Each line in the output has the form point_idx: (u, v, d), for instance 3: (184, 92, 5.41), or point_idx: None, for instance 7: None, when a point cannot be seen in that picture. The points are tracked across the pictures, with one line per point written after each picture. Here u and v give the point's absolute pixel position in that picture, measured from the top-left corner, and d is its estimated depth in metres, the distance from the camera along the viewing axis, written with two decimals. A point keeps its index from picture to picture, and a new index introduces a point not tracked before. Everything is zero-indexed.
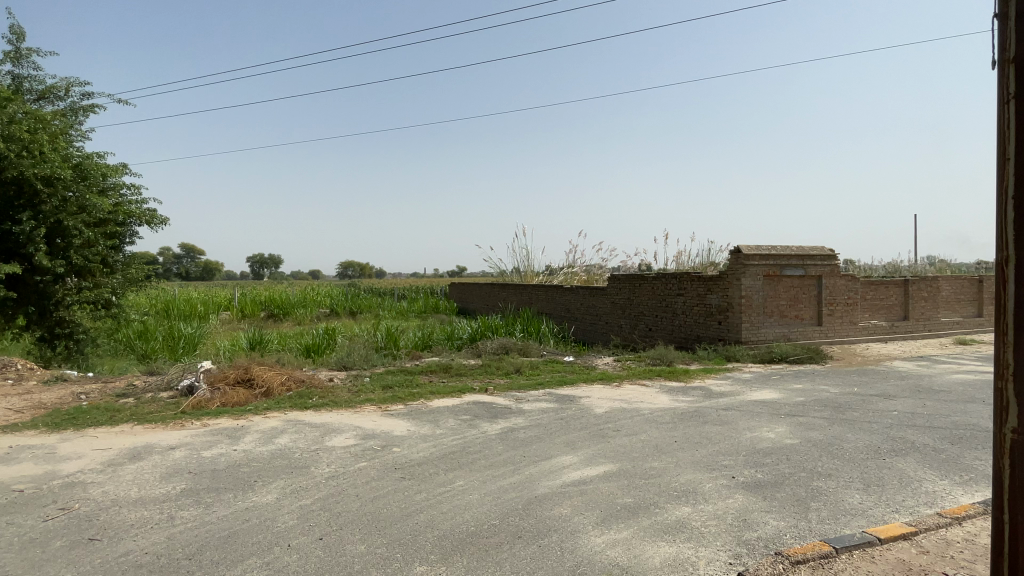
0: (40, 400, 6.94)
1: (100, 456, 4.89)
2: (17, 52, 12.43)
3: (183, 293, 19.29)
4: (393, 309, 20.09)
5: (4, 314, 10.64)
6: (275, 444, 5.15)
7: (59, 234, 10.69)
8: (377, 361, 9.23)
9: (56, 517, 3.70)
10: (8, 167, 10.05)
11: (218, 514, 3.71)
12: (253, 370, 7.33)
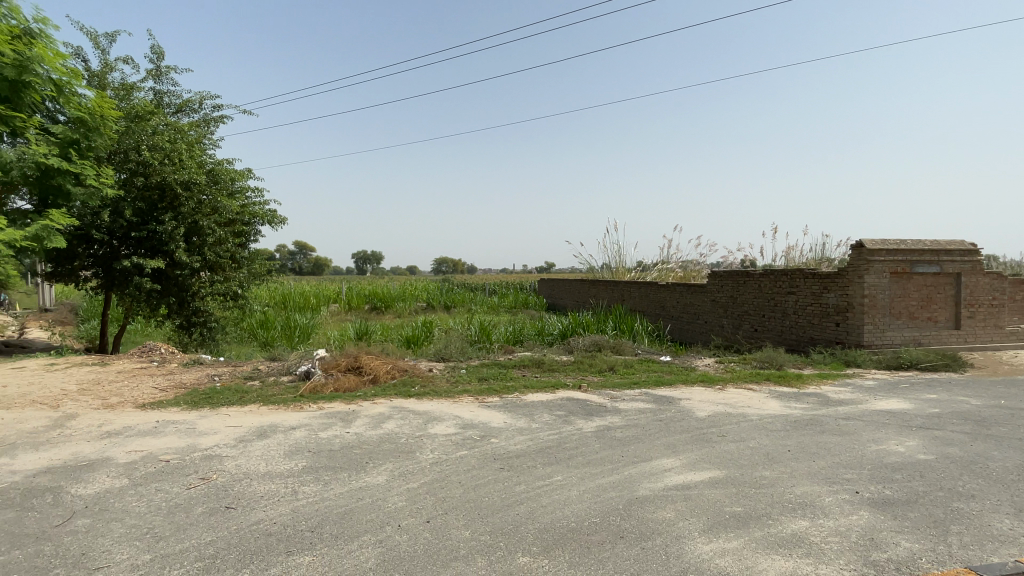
0: (183, 380, 7.83)
1: (232, 432, 5.41)
2: (158, 70, 14.10)
3: (297, 286, 20.97)
4: (485, 304, 20.57)
5: (153, 303, 12.16)
6: (382, 429, 5.43)
7: (195, 233, 12.04)
8: (473, 353, 9.47)
9: (198, 485, 4.14)
10: (155, 173, 11.49)
11: (334, 492, 3.96)
12: (361, 358, 7.79)
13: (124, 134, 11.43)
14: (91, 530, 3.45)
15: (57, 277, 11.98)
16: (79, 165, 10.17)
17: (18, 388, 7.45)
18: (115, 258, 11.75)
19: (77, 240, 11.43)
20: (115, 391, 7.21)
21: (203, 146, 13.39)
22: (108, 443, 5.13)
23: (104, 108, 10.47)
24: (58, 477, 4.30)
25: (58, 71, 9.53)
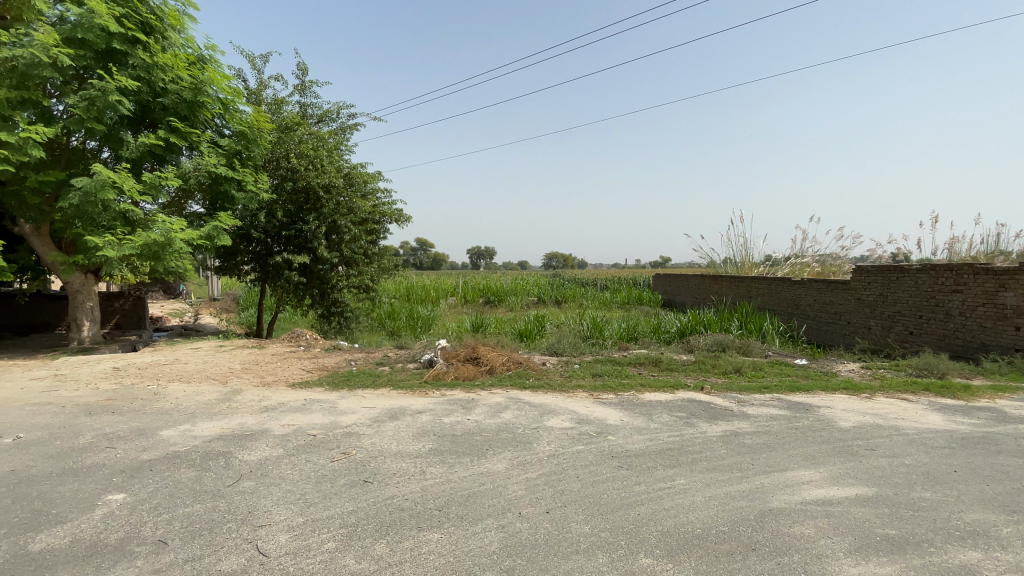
0: (324, 363, 8.69)
1: (367, 413, 5.89)
2: (303, 85, 15.65)
3: (418, 280, 22.25)
4: (597, 299, 20.36)
5: (299, 294, 13.60)
6: (501, 418, 5.60)
7: (334, 232, 13.28)
8: (587, 349, 9.43)
9: (340, 459, 4.56)
10: (302, 178, 12.83)
11: (458, 475, 4.15)
12: (479, 349, 8.09)
13: (276, 144, 12.95)
14: (255, 491, 3.94)
15: (224, 271, 13.78)
16: (241, 172, 11.88)
17: (196, 365, 8.74)
18: (269, 254, 13.24)
19: (239, 238, 13.13)
20: (270, 371, 8.18)
21: (340, 152, 14.70)
22: (266, 416, 5.84)
23: (260, 122, 12.25)
24: (228, 443, 4.97)
25: (224, 92, 11.49)
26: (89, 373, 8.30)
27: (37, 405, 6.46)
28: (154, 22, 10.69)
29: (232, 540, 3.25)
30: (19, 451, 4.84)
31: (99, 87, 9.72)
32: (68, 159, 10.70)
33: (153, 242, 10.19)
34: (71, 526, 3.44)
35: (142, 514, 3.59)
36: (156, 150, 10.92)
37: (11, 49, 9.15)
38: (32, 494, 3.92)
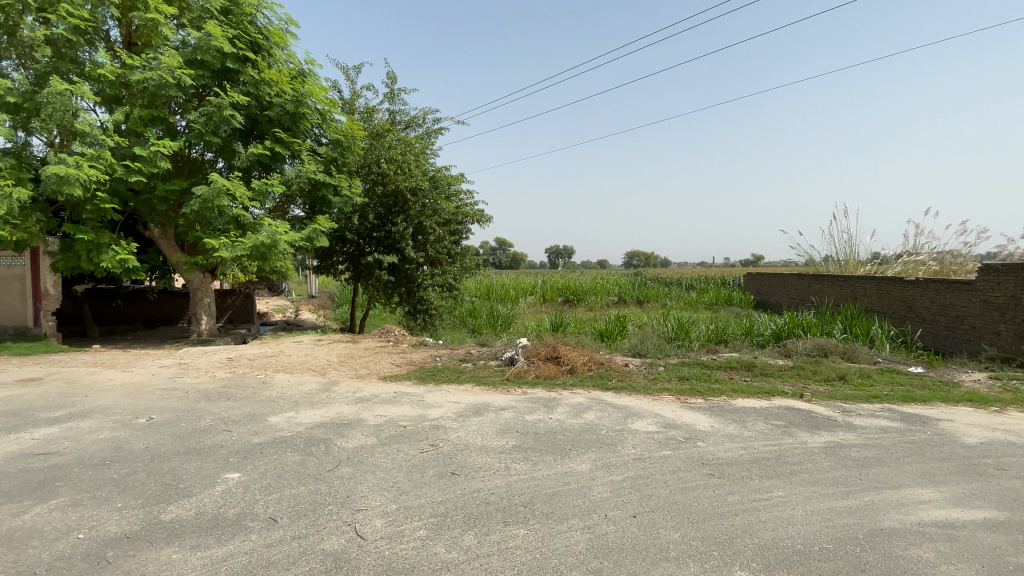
0: (411, 359, 9.06)
1: (453, 407, 6.08)
2: (392, 93, 16.39)
3: (499, 279, 22.58)
4: (682, 300, 19.68)
5: (388, 292, 14.27)
6: (584, 419, 5.57)
7: (420, 232, 13.79)
8: (672, 350, 9.14)
9: (428, 451, 4.73)
10: (391, 182, 13.45)
11: (543, 473, 4.18)
12: (560, 348, 8.08)
13: (368, 150, 13.66)
14: (352, 477, 4.19)
15: (321, 271, 14.72)
16: (336, 178, 12.65)
17: (297, 357, 9.41)
18: (361, 255, 13.98)
19: (335, 239, 13.98)
20: (362, 365, 8.65)
21: (426, 156, 15.25)
22: (360, 407, 6.18)
23: (353, 130, 12.99)
24: (327, 431, 5.32)
25: (322, 103, 12.29)
26: (207, 362, 9.19)
27: (166, 390, 7.25)
28: (262, 42, 11.62)
29: (333, 522, 3.48)
30: (152, 430, 5.46)
31: (215, 104, 10.72)
32: (189, 169, 11.88)
33: (260, 244, 11.10)
34: (196, 499, 3.83)
35: (255, 492, 3.93)
36: (263, 159, 11.88)
37: (144, 73, 10.29)
38: (164, 469, 4.41)
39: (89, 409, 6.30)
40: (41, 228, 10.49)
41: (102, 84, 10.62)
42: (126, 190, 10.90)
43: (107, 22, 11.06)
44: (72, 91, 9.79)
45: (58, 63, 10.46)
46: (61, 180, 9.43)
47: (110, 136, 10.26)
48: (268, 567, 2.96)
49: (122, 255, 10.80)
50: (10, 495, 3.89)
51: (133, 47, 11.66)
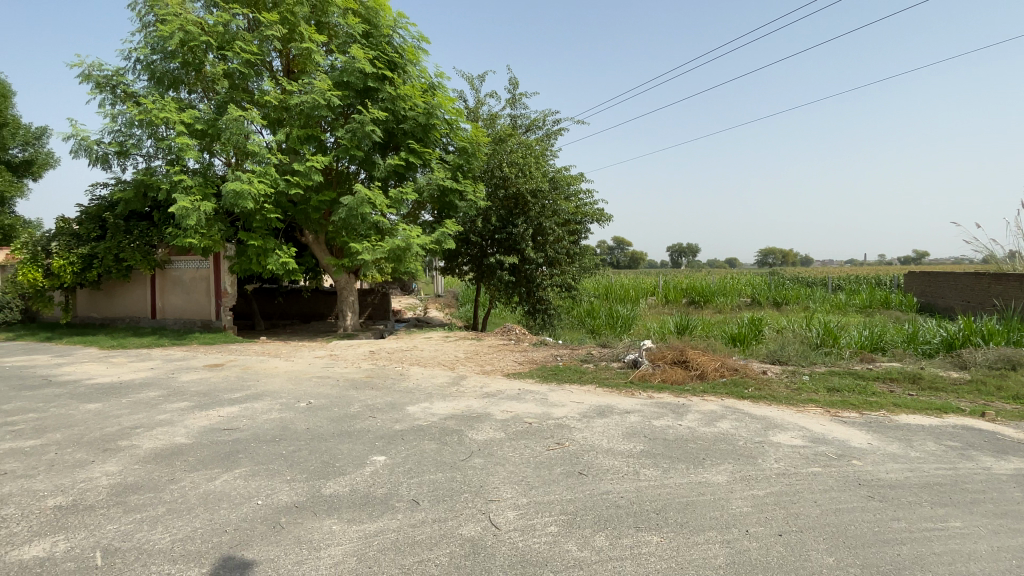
0: (534, 357, 9.24)
1: (577, 407, 6.11)
2: (514, 98, 16.84)
3: (619, 279, 22.18)
4: (826, 302, 17.89)
5: (510, 292, 14.70)
6: (717, 428, 5.30)
7: (540, 233, 14.03)
8: (816, 358, 8.34)
9: (555, 449, 4.81)
10: (513, 185, 13.84)
11: (675, 481, 4.05)
12: (688, 352, 7.77)
13: (491, 156, 14.20)
14: (484, 468, 4.39)
15: (447, 272, 15.55)
16: (463, 183, 13.31)
17: (429, 352, 10.04)
18: (484, 256, 14.56)
19: (460, 242, 14.70)
20: (488, 361, 9.00)
21: (547, 158, 15.48)
22: (488, 402, 6.45)
23: (478, 137, 13.59)
24: (460, 423, 5.62)
25: (450, 113, 13.00)
26: (352, 355, 10.16)
27: (319, 378, 8.13)
28: (397, 60, 12.56)
29: (469, 509, 3.67)
30: (311, 413, 6.16)
31: (359, 120, 11.78)
32: (336, 181, 13.18)
33: (396, 247, 12.02)
34: (349, 478, 4.26)
35: (398, 475, 4.28)
36: (398, 169, 12.84)
37: (301, 97, 11.61)
38: (321, 448, 4.96)
39: (260, 391, 7.29)
40: (222, 236, 12.27)
41: (268, 109, 12.13)
42: (286, 201, 12.38)
43: (271, 53, 12.59)
44: (246, 117, 11.32)
45: (234, 93, 12.13)
46: (238, 194, 10.95)
47: (275, 155, 11.70)
48: (413, 546, 3.20)
49: (283, 258, 12.30)
50: (206, 462, 4.62)
51: (291, 74, 13.16)
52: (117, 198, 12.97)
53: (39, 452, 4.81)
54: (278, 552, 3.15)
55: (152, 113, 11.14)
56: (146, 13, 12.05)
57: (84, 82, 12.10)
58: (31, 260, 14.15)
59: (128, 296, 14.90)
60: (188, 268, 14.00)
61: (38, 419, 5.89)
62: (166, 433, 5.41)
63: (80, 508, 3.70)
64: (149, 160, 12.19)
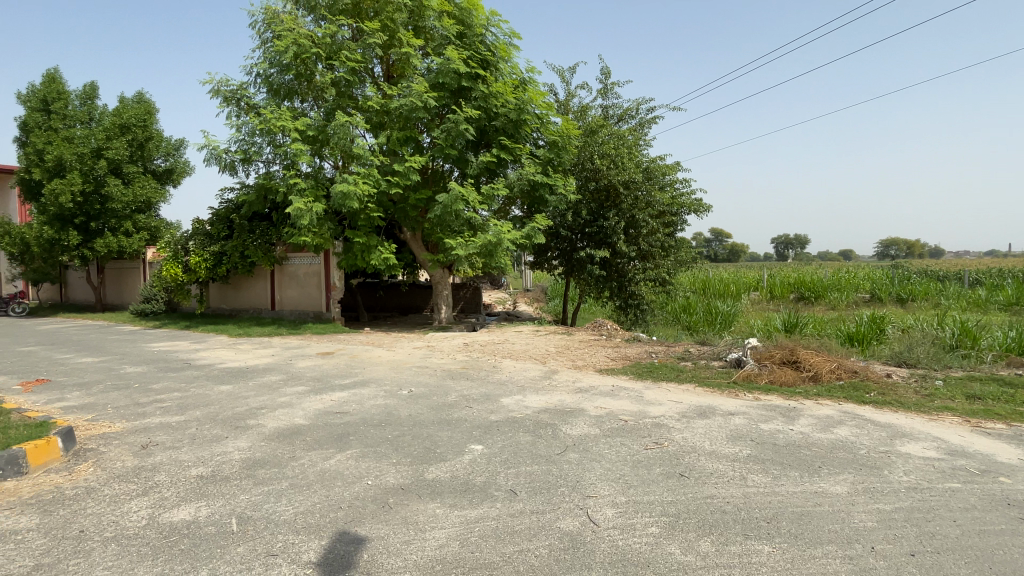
0: (628, 353, 9.06)
1: (675, 407, 5.91)
2: (606, 88, 16.57)
3: (718, 273, 21.10)
4: (963, 298, 15.89)
5: (600, 287, 14.51)
6: (834, 434, 4.89)
7: (632, 226, 13.74)
8: (952, 361, 7.45)
9: (654, 448, 4.69)
10: (604, 177, 13.65)
11: (787, 489, 3.80)
12: (800, 352, 7.25)
13: (582, 148, 14.07)
14: (580, 464, 4.37)
15: (536, 266, 15.66)
16: (553, 177, 13.32)
17: (521, 346, 10.16)
18: (574, 250, 14.50)
19: (550, 236, 14.74)
20: (581, 356, 8.95)
21: (639, 148, 15.10)
22: (582, 397, 6.41)
23: (568, 130, 13.51)
24: (554, 417, 5.64)
25: (540, 107, 13.04)
26: (448, 347, 10.54)
27: (418, 368, 8.52)
28: (490, 58, 12.78)
29: (567, 503, 3.68)
30: (412, 401, 6.47)
31: (453, 120, 12.15)
32: (431, 179, 13.69)
33: (488, 242, 12.29)
34: (450, 464, 4.42)
35: (496, 465, 4.38)
36: (490, 165, 13.10)
37: (400, 100, 12.18)
38: (423, 435, 5.19)
39: (366, 379, 7.78)
40: (331, 234, 13.19)
41: (370, 113, 12.85)
42: (386, 200, 13.06)
43: (372, 60, 13.30)
44: (351, 122, 12.06)
45: (340, 100, 12.96)
46: (344, 195, 11.72)
47: (376, 157, 12.37)
48: (513, 536, 3.26)
49: (384, 254, 13.03)
50: (320, 442, 5.00)
51: (391, 79, 13.83)
52: (242, 201, 14.35)
53: (183, 427, 5.46)
54: (388, 531, 3.34)
55: (271, 122, 12.19)
56: (265, 30, 13.14)
57: (215, 98, 13.47)
58: (173, 258, 16.14)
59: (251, 290, 16.47)
60: (302, 264, 15.26)
61: (181, 398, 6.68)
62: (285, 414, 5.93)
63: (217, 478, 4.16)
64: (268, 165, 13.35)
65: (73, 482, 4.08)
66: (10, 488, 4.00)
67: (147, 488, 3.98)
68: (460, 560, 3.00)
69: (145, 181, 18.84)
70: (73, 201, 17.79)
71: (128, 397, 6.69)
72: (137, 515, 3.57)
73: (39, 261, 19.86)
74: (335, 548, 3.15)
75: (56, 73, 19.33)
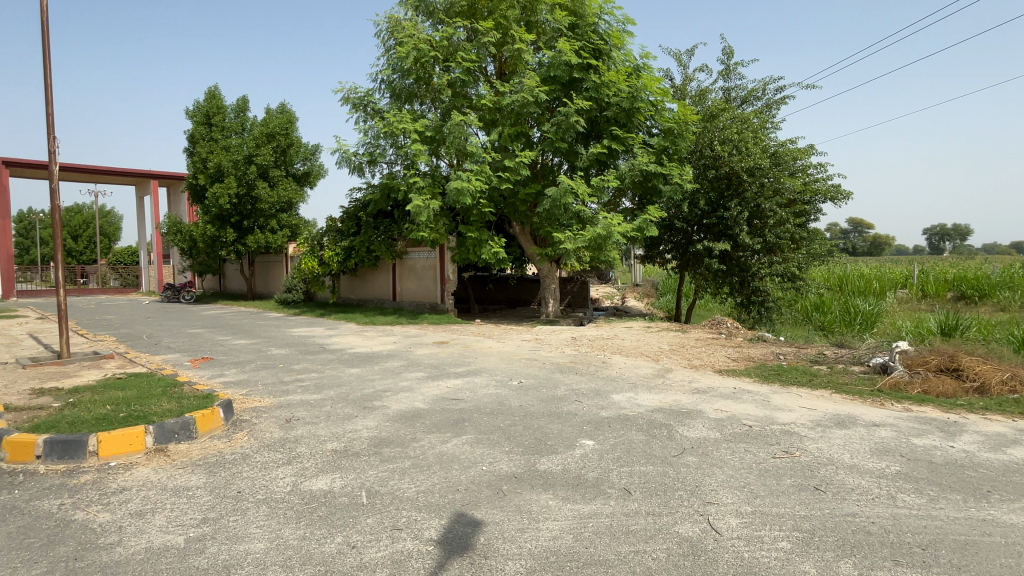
0: (751, 354, 8.48)
1: (807, 414, 5.41)
2: (727, 69, 15.59)
3: (857, 268, 18.98)
4: None
5: (719, 282, 13.71)
6: (1009, 456, 4.19)
7: (757, 216, 12.86)
8: None
9: (783, 457, 4.33)
10: (724, 164, 12.85)
11: (947, 513, 3.33)
12: (962, 359, 6.33)
13: (701, 134, 13.34)
14: (700, 468, 4.15)
15: (648, 260, 15.18)
16: (668, 166, 12.78)
17: (632, 342, 9.92)
18: (689, 243, 13.89)
19: (664, 228, 14.20)
20: (697, 355, 8.52)
21: (765, 132, 14.03)
22: (699, 398, 6.10)
23: (686, 116, 12.89)
24: (669, 417, 5.42)
25: (655, 94, 12.56)
26: (557, 340, 10.56)
27: (528, 360, 8.63)
28: (602, 47, 12.54)
29: (685, 508, 3.51)
30: (522, 392, 6.57)
31: (564, 112, 12.08)
32: (541, 173, 13.77)
33: (598, 236, 12.13)
34: (562, 457, 4.41)
35: (609, 461, 4.30)
36: (601, 157, 12.87)
37: (512, 96, 12.34)
38: (534, 426, 5.24)
39: (479, 368, 8.05)
40: (446, 229, 13.75)
41: (484, 111, 13.19)
42: (497, 196, 13.32)
43: (486, 59, 13.64)
44: (465, 121, 12.45)
45: (455, 100, 13.45)
46: (458, 191, 12.17)
47: (488, 153, 12.70)
48: (628, 535, 3.18)
49: (495, 249, 13.36)
50: (438, 427, 5.25)
51: (504, 75, 14.08)
52: (367, 200, 15.45)
53: (319, 404, 6.01)
54: (503, 517, 3.41)
55: (393, 125, 12.96)
56: (388, 38, 13.95)
57: (345, 105, 14.60)
58: (310, 252, 18.00)
59: (375, 281, 17.75)
60: (420, 257, 16.13)
61: (317, 378, 7.36)
62: (406, 397, 6.31)
63: (348, 453, 4.52)
64: (390, 166, 14.22)
65: (231, 448, 4.66)
66: (184, 450, 4.66)
67: (291, 458, 4.43)
68: (574, 554, 2.98)
69: (288, 183, 21.03)
70: (230, 203, 20.31)
71: (274, 376, 7.52)
72: (282, 481, 3.98)
73: (205, 255, 22.96)
74: (454, 529, 3.28)
75: (216, 91, 22.12)
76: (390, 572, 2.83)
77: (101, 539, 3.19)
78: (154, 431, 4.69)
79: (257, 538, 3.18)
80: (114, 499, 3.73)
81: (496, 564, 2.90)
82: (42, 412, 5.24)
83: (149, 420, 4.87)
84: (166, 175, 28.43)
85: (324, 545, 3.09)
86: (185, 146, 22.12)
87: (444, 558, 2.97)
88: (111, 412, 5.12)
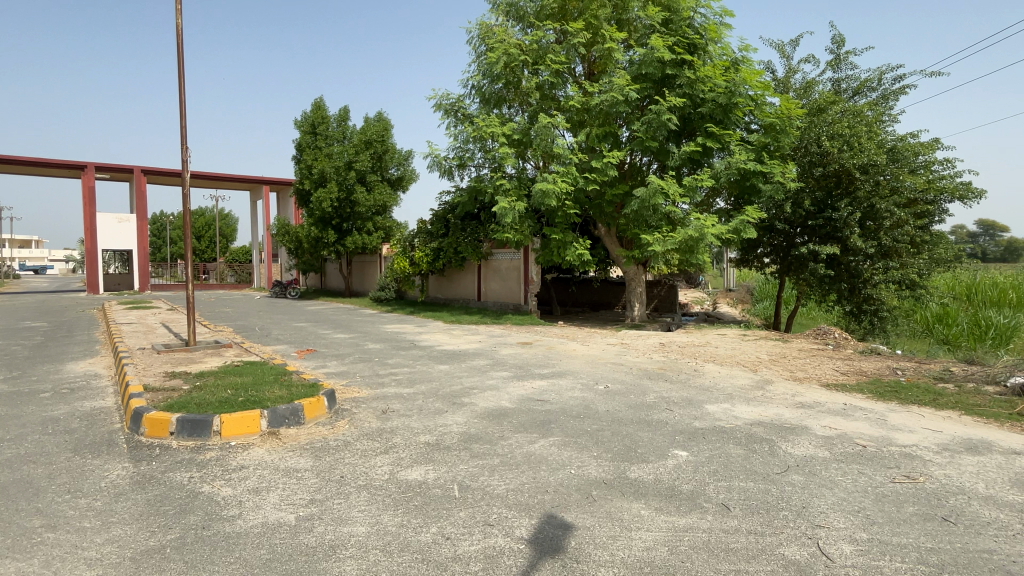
0: (862, 367, 7.77)
1: (932, 437, 4.87)
2: (837, 58, 14.47)
3: (988, 275, 16.91)
4: None
5: (825, 289, 12.75)
6: None
7: (871, 217, 11.82)
8: None
9: (904, 482, 3.93)
10: (833, 161, 11.94)
11: None
12: None
13: (806, 129, 12.48)
14: (806, 487, 3.86)
15: (743, 264, 14.44)
16: (768, 164, 12.10)
17: (726, 350, 9.44)
18: (791, 246, 13.06)
19: (762, 230, 13.42)
20: (801, 367, 7.94)
21: (881, 125, 12.87)
22: (804, 413, 5.68)
23: (789, 110, 12.12)
24: (770, 431, 5.09)
25: (755, 88, 11.91)
26: (644, 345, 10.28)
27: (615, 364, 8.47)
28: (698, 41, 12.09)
29: (792, 529, 3.27)
30: (609, 396, 6.45)
31: (656, 110, 11.71)
32: (629, 174, 13.47)
33: (689, 238, 11.66)
34: (653, 467, 4.27)
35: (704, 474, 4.10)
36: (694, 155, 12.38)
37: (601, 96, 12.13)
38: (623, 432, 5.12)
39: (565, 370, 7.99)
40: (531, 231, 13.80)
41: (572, 112, 13.08)
42: (583, 198, 13.18)
43: (576, 60, 13.56)
44: (552, 123, 12.45)
45: (543, 102, 13.52)
46: (544, 193, 12.20)
47: (575, 155, 12.61)
48: (728, 553, 3.01)
49: (579, 251, 13.26)
50: (525, 426, 5.28)
51: (592, 75, 13.92)
52: (456, 203, 15.88)
53: (412, 398, 6.26)
54: (594, 523, 3.36)
55: (482, 129, 13.24)
56: (479, 44, 14.21)
57: (437, 111, 15.11)
58: (402, 253, 18.85)
59: (461, 281, 18.25)
60: (505, 259, 16.36)
61: (409, 372, 7.69)
62: (493, 396, 6.41)
63: (441, 447, 4.67)
64: (478, 169, 14.51)
65: (335, 435, 4.97)
66: (293, 434, 5.03)
67: (387, 447, 4.65)
68: (670, 567, 2.88)
69: (383, 188, 22.18)
70: (332, 206, 21.75)
71: (371, 369, 7.94)
72: (381, 469, 4.18)
73: (308, 255, 24.72)
74: (545, 530, 3.28)
75: (321, 102, 23.74)
76: (483, 567, 2.87)
77: (224, 511, 3.52)
78: (269, 415, 5.11)
79: (359, 522, 3.35)
80: (235, 476, 4.09)
81: (588, 568, 2.87)
82: (174, 393, 5.88)
83: (263, 405, 5.30)
84: (275, 180, 30.95)
85: (420, 534, 3.20)
86: (293, 154, 23.89)
87: (536, 558, 2.97)
88: (231, 396, 5.64)
